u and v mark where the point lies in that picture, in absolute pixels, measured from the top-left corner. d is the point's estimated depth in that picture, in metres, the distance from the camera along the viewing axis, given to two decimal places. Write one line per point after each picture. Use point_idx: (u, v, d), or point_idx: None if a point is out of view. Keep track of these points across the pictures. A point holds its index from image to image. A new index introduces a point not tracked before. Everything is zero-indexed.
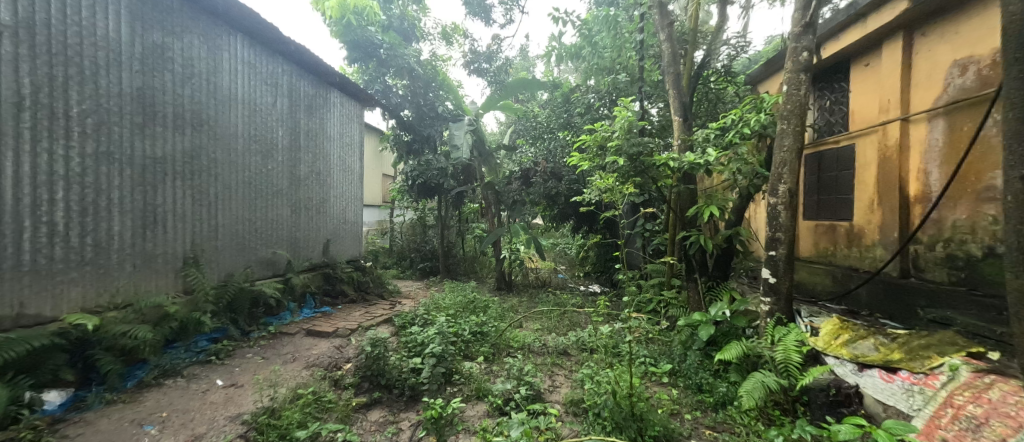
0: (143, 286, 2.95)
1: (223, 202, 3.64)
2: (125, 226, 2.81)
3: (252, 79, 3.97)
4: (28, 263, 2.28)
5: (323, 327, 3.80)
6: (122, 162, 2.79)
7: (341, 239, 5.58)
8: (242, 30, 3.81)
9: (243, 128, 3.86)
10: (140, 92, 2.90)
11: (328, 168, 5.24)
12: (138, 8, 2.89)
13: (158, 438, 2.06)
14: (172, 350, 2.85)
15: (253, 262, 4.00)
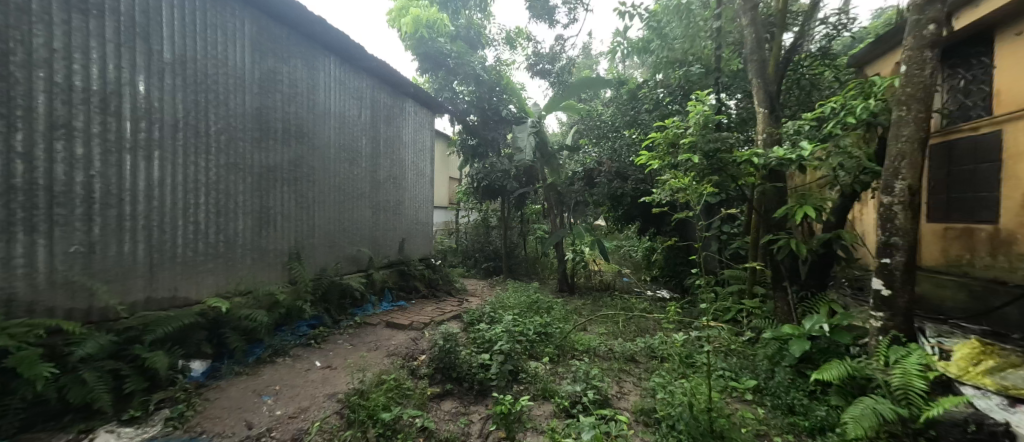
0: (260, 276, 3.46)
1: (319, 205, 4.12)
2: (245, 225, 3.33)
3: (342, 94, 4.44)
4: (180, 254, 2.82)
5: (400, 319, 4.11)
6: (245, 171, 3.31)
7: (414, 238, 5.97)
8: (336, 52, 4.29)
9: (335, 139, 4.33)
10: (258, 111, 3.42)
11: (403, 173, 5.65)
12: (256, 40, 3.40)
13: (273, 407, 2.40)
14: (281, 332, 3.29)
15: (343, 258, 4.45)
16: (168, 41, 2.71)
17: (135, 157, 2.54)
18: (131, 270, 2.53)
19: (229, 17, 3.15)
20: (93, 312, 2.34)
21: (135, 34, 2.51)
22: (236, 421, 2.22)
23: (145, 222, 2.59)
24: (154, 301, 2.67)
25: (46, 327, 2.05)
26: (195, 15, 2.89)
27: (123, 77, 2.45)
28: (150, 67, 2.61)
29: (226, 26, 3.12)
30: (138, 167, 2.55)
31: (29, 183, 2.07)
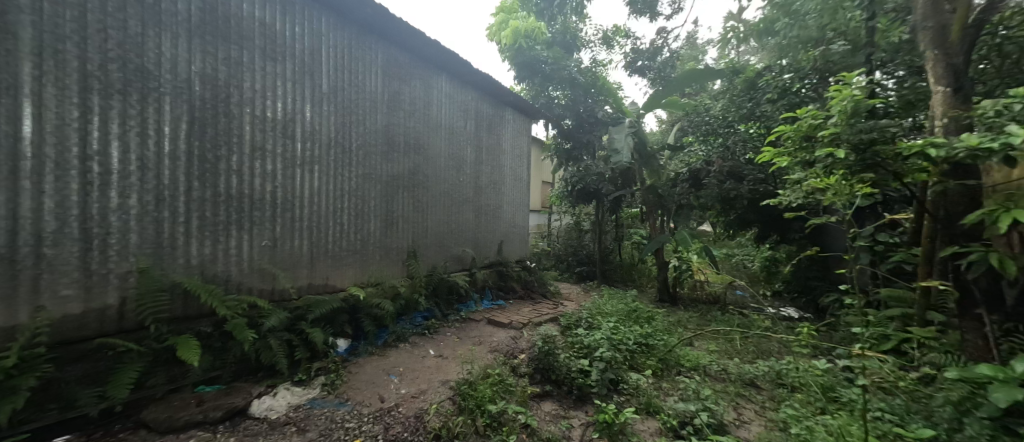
0: (386, 270, 4.00)
1: (432, 209, 4.58)
2: (376, 226, 3.88)
3: (452, 108, 4.87)
4: (330, 249, 3.45)
5: (501, 318, 4.31)
6: (377, 180, 3.87)
7: (511, 241, 6.21)
8: (448, 70, 4.73)
9: (446, 149, 4.77)
10: (387, 128, 3.97)
11: (502, 178, 5.94)
12: (386, 67, 3.96)
13: (399, 386, 2.75)
14: (402, 321, 3.69)
15: (450, 258, 4.87)
16: (325, 76, 3.38)
17: (302, 171, 3.22)
18: (299, 261, 3.21)
19: (366, 50, 3.74)
20: (274, 293, 3.03)
21: (303, 74, 3.21)
22: (372, 394, 2.61)
23: (306, 222, 3.27)
24: (313, 286, 3.32)
25: (247, 303, 2.69)
26: (343, 52, 3.52)
27: (294, 108, 3.16)
28: (312, 98, 3.28)
29: (364, 58, 3.72)
30: (305, 179, 3.25)
31: (239, 192, 2.81)
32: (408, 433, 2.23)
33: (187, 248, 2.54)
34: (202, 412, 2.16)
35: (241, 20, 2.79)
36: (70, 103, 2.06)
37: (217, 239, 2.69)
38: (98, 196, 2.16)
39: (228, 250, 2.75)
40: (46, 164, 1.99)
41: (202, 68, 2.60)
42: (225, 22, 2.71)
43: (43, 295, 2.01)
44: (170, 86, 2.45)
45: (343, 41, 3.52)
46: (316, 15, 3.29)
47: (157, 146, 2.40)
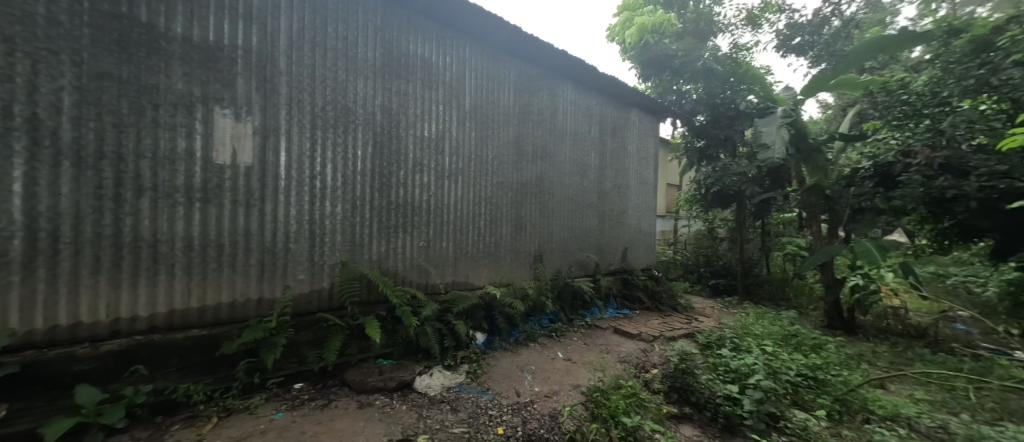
0: (516, 271, 4.26)
1: (557, 214, 4.69)
2: (508, 230, 4.18)
3: (577, 114, 4.93)
4: (470, 251, 3.86)
5: (628, 328, 4.14)
6: (509, 187, 4.17)
7: (636, 247, 5.92)
8: (573, 78, 4.82)
9: (570, 155, 4.85)
10: (518, 138, 4.25)
11: (626, 182, 5.72)
12: (519, 81, 4.26)
13: (532, 383, 2.89)
14: (531, 321, 3.86)
15: (574, 263, 4.90)
16: (468, 97, 3.82)
17: (449, 182, 3.69)
18: (446, 259, 3.68)
19: (501, 69, 4.09)
20: (427, 286, 3.54)
21: (451, 97, 3.69)
22: (509, 387, 2.80)
23: (452, 226, 3.73)
24: (457, 283, 3.77)
25: (409, 294, 3.19)
26: (482, 74, 3.93)
27: (444, 127, 3.65)
28: (458, 118, 3.74)
29: (500, 76, 4.08)
30: (452, 188, 3.71)
31: (404, 201, 3.40)
32: (545, 431, 2.32)
33: (370, 246, 3.20)
34: (382, 380, 2.65)
35: (409, 58, 3.39)
36: (304, 137, 2.87)
37: (389, 239, 3.30)
38: (318, 204, 2.94)
39: (396, 248, 3.35)
40: (291, 182, 2.82)
41: (382, 101, 3.25)
42: (398, 63, 3.33)
43: (289, 276, 2.83)
44: (361, 118, 3.15)
45: (482, 64, 3.92)
46: (462, 44, 3.75)
47: (352, 166, 3.11)
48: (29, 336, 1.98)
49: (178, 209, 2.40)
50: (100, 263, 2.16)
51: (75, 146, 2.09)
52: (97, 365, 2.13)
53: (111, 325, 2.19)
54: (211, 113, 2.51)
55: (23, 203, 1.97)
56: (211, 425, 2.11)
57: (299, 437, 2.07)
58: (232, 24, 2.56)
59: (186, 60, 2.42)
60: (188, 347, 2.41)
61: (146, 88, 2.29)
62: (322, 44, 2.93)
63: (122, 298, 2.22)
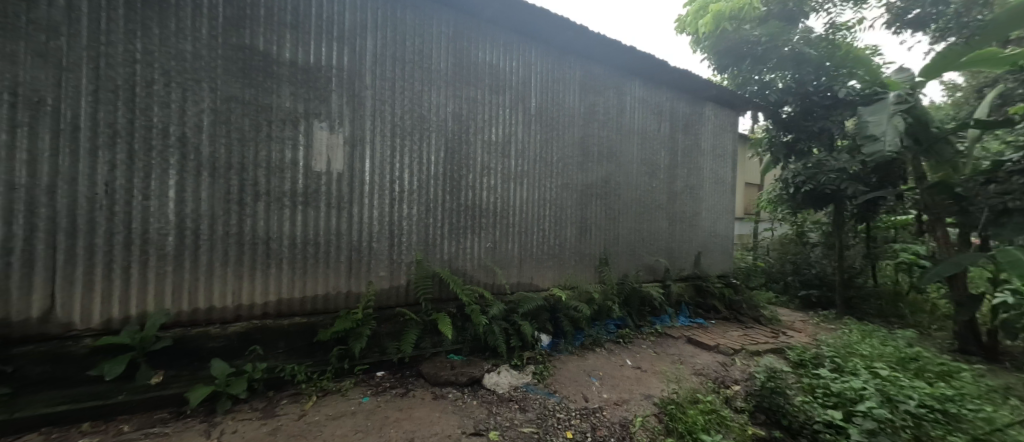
0: (581, 275, 4.20)
1: (624, 216, 4.53)
2: (572, 232, 4.13)
3: (645, 112, 4.73)
4: (535, 252, 3.89)
5: (704, 339, 3.87)
6: (573, 189, 4.12)
7: (711, 252, 5.51)
8: (641, 74, 4.63)
9: (638, 154, 4.66)
10: (583, 139, 4.19)
11: (700, 182, 5.34)
12: (584, 82, 4.20)
13: (601, 389, 2.82)
14: (596, 325, 3.77)
15: (641, 267, 4.70)
16: (533, 100, 3.85)
17: (515, 184, 3.76)
18: (512, 260, 3.75)
19: (566, 70, 4.07)
20: (494, 286, 3.64)
21: (517, 101, 3.75)
22: (577, 392, 2.77)
23: (518, 228, 3.78)
24: (522, 284, 3.82)
25: (477, 293, 3.30)
26: (547, 76, 3.94)
27: (510, 131, 3.73)
28: (523, 121, 3.80)
29: (565, 77, 4.06)
30: (517, 191, 3.77)
31: (473, 203, 3.53)
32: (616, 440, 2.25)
33: (442, 246, 3.37)
34: (453, 374, 2.77)
35: (478, 65, 3.52)
36: (386, 144, 3.12)
37: (459, 239, 3.46)
38: (398, 207, 3.18)
39: (465, 248, 3.49)
40: (375, 186, 3.08)
41: (453, 109, 3.42)
42: (468, 71, 3.48)
43: (372, 273, 3.09)
44: (435, 126, 3.34)
45: (547, 66, 3.94)
46: (528, 48, 3.80)
47: (427, 170, 3.31)
48: (178, 316, 2.45)
49: (285, 211, 2.76)
50: (228, 257, 2.58)
51: (211, 158, 2.52)
52: (225, 344, 2.54)
53: (235, 310, 2.61)
54: (311, 127, 2.85)
55: (175, 206, 2.44)
56: (311, 403, 2.38)
57: (383, 421, 2.25)
58: (328, 47, 2.88)
59: (292, 81, 2.78)
60: (292, 332, 2.75)
61: (262, 107, 2.68)
62: (401, 58, 3.17)
63: (243, 287, 2.63)
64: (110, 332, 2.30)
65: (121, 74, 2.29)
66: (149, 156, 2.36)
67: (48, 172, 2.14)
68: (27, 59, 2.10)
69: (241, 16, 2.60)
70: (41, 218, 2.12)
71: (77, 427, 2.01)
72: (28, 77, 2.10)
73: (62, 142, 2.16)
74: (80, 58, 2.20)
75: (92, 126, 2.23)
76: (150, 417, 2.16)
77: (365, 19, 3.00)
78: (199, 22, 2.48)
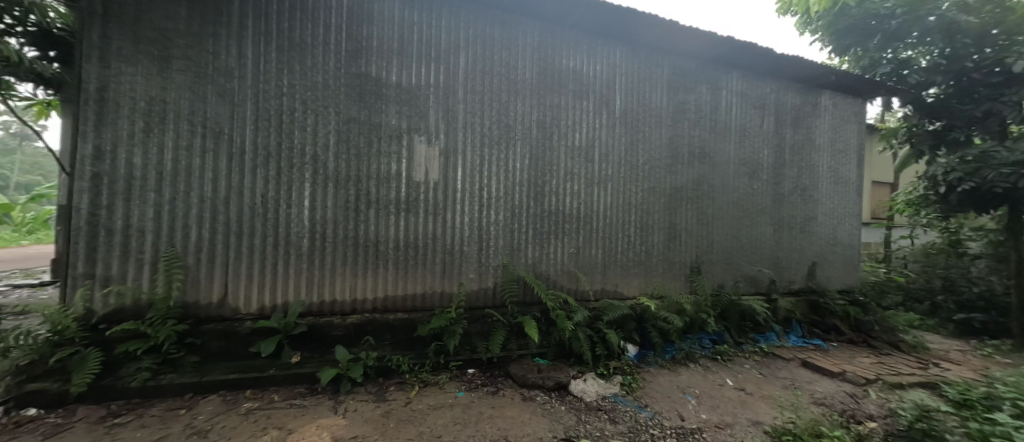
0: (670, 284, 3.95)
1: (719, 221, 4.16)
2: (660, 238, 3.92)
3: (745, 107, 4.31)
4: (619, 259, 3.77)
5: (824, 364, 3.36)
6: (661, 193, 3.91)
7: (829, 263, 4.78)
8: (740, 66, 4.24)
9: (736, 154, 4.25)
10: (671, 140, 3.96)
11: (815, 182, 4.68)
12: (673, 79, 3.98)
13: (698, 409, 2.62)
14: (689, 339, 3.51)
15: (741, 278, 4.26)
16: (618, 102, 3.76)
17: (599, 189, 3.69)
18: (596, 266, 3.69)
19: (654, 69, 3.89)
20: (577, 293, 3.62)
21: (601, 104, 3.70)
22: (672, 409, 2.61)
23: (601, 234, 3.71)
24: (606, 291, 3.73)
25: (561, 298, 3.31)
26: (633, 77, 3.81)
27: (594, 135, 3.68)
28: (608, 124, 3.72)
29: (651, 76, 3.89)
30: (600, 196, 3.70)
31: (556, 209, 3.56)
32: None
33: (526, 251, 3.46)
34: (540, 378, 2.80)
35: (562, 72, 3.56)
36: (475, 154, 3.31)
37: (543, 244, 3.51)
38: (486, 213, 3.34)
39: (549, 253, 3.53)
40: (466, 193, 3.29)
41: (538, 117, 3.49)
42: (552, 78, 3.53)
43: (463, 275, 3.29)
44: (520, 134, 3.44)
45: (633, 66, 3.81)
46: (613, 50, 3.73)
47: (512, 177, 3.42)
48: (310, 307, 2.90)
49: (391, 217, 3.09)
50: (347, 257, 2.98)
51: (335, 172, 2.94)
52: (345, 333, 2.93)
53: (352, 304, 2.99)
54: (413, 141, 3.15)
55: (309, 213, 2.89)
56: (414, 392, 2.61)
57: (478, 416, 2.38)
58: (427, 68, 3.17)
59: (398, 101, 3.11)
60: (396, 326, 3.06)
61: (373, 126, 3.04)
62: (489, 71, 3.34)
63: (358, 283, 3.00)
64: (263, 317, 2.81)
65: (273, 105, 2.81)
66: (291, 172, 2.84)
67: (225, 187, 2.70)
68: (213, 99, 2.69)
69: (359, 48, 2.99)
70: (220, 223, 2.70)
71: (243, 393, 2.50)
72: (213, 113, 2.69)
73: (234, 163, 2.72)
74: (246, 95, 2.75)
75: (253, 149, 2.76)
76: (292, 389, 2.58)
77: (458, 39, 3.25)
78: (328, 57, 2.92)
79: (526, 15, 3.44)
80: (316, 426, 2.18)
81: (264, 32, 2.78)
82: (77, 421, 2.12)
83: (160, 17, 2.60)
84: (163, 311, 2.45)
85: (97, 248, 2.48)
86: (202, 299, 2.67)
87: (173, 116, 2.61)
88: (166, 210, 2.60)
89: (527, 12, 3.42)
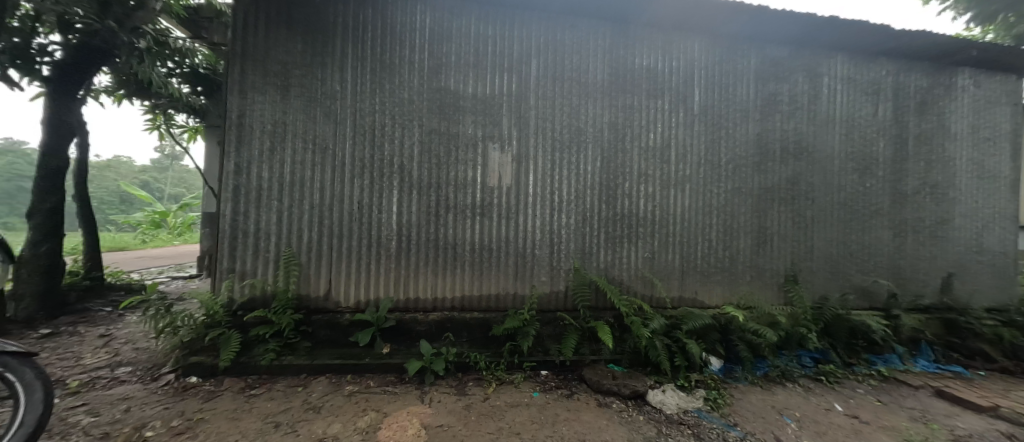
0: (759, 293, 3.60)
1: (820, 224, 3.70)
2: (747, 243, 3.60)
3: (851, 94, 3.79)
4: (699, 265, 3.54)
5: (968, 395, 2.79)
6: (748, 193, 3.59)
7: (971, 275, 3.97)
8: (844, 48, 3.75)
9: (840, 148, 3.75)
10: (760, 136, 3.62)
11: (949, 177, 3.93)
12: (761, 69, 3.65)
13: (800, 434, 2.35)
14: (784, 356, 3.16)
15: (849, 289, 3.73)
16: (698, 98, 3.55)
17: (676, 191, 3.51)
18: (673, 272, 3.51)
19: (739, 60, 3.61)
20: (653, 299, 3.47)
21: (678, 101, 3.52)
22: (766, 430, 2.37)
23: (679, 238, 3.52)
24: (685, 299, 3.52)
25: (635, 305, 3.19)
26: (714, 70, 3.58)
27: (671, 134, 3.51)
28: (686, 122, 3.53)
29: (736, 67, 3.60)
30: (678, 197, 3.51)
31: (629, 212, 3.46)
32: None
33: (598, 255, 3.41)
34: (616, 385, 2.73)
35: (635, 71, 3.47)
36: (547, 159, 3.36)
37: (616, 248, 3.43)
38: (558, 216, 3.37)
39: (622, 257, 3.44)
40: (538, 197, 3.35)
41: (610, 118, 3.44)
42: (625, 78, 3.46)
43: (536, 278, 3.35)
44: (592, 136, 3.42)
45: (715, 59, 3.58)
46: (691, 44, 3.54)
47: (584, 180, 3.41)
48: (397, 303, 3.18)
49: (468, 221, 3.27)
50: (429, 258, 3.21)
51: (419, 180, 3.20)
52: (428, 328, 3.16)
53: (433, 302, 3.22)
54: (488, 148, 3.30)
55: (397, 218, 3.18)
56: (491, 389, 2.73)
57: (554, 418, 2.41)
58: (501, 77, 3.31)
59: (474, 111, 3.29)
60: (473, 325, 3.23)
61: (452, 135, 3.25)
62: (561, 76, 3.38)
63: (439, 283, 3.22)
64: (359, 311, 3.15)
65: (368, 122, 3.15)
66: (382, 181, 3.16)
67: (330, 195, 3.10)
68: (321, 119, 3.10)
69: (439, 65, 3.23)
70: (326, 227, 3.09)
71: (345, 377, 2.83)
72: (321, 131, 3.10)
73: (337, 174, 3.11)
74: (346, 114, 3.13)
75: (351, 162, 3.13)
76: (384, 377, 2.85)
77: (531, 47, 3.34)
78: (413, 75, 3.20)
79: (597, 17, 3.44)
80: (407, 412, 2.39)
81: (361, 57, 3.14)
82: (225, 390, 2.59)
83: (282, 53, 3.06)
84: (284, 302, 2.88)
85: (236, 248, 3.00)
86: (312, 293, 3.08)
87: (290, 136, 3.06)
88: (285, 216, 3.06)
89: (598, 15, 3.41)
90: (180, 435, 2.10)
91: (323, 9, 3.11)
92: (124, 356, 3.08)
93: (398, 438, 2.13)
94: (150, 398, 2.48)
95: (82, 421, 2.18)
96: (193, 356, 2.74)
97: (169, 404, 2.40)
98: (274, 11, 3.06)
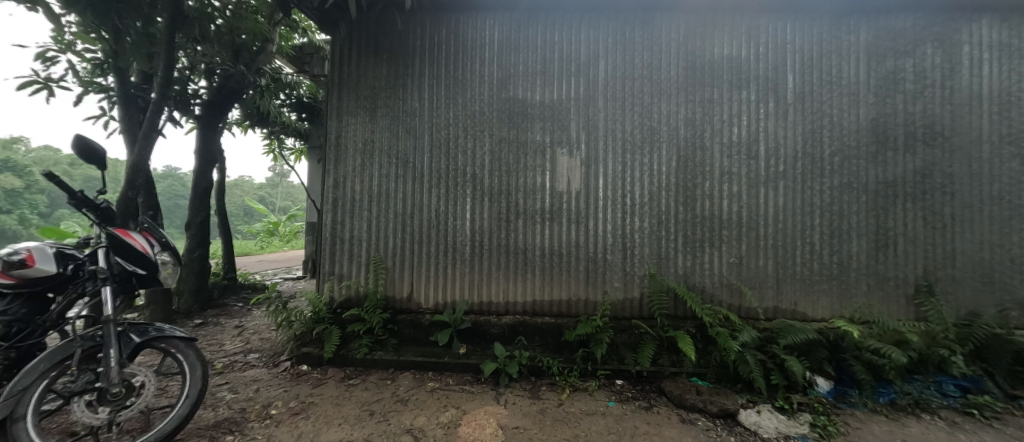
0: (880, 306, 3.07)
1: (963, 224, 3.04)
2: (862, 248, 3.10)
3: (1005, 62, 3.07)
4: (799, 272, 3.14)
5: None
6: (860, 189, 3.10)
7: None
8: (992, 7, 3.07)
9: (989, 130, 3.06)
10: (874, 122, 3.11)
11: None
12: (874, 44, 3.14)
13: None
14: (916, 381, 2.63)
15: (1010, 303, 3.00)
16: (792, 84, 3.17)
17: (767, 189, 3.16)
18: (766, 280, 3.16)
19: (844, 36, 3.15)
20: (742, 310, 3.15)
21: (767, 90, 3.18)
22: None
23: (772, 241, 3.16)
24: (781, 309, 3.14)
25: (721, 315, 2.92)
26: (812, 52, 3.17)
27: (759, 127, 3.18)
28: (778, 112, 3.17)
29: (841, 46, 3.15)
30: (769, 196, 3.16)
31: (711, 213, 3.20)
32: None
33: (676, 260, 3.20)
34: (701, 401, 2.53)
35: (715, 61, 3.22)
36: (618, 161, 3.27)
37: (696, 253, 3.20)
38: (630, 220, 3.25)
39: (704, 263, 3.19)
40: (609, 201, 3.27)
41: (686, 114, 3.23)
42: (703, 70, 3.23)
43: (608, 284, 3.25)
44: (666, 135, 3.24)
45: (813, 39, 3.17)
46: (782, 25, 3.19)
47: (658, 182, 3.24)
48: (472, 306, 3.33)
49: (538, 227, 3.31)
50: (500, 263, 3.31)
51: (490, 189, 3.34)
52: (501, 331, 3.26)
53: (505, 306, 3.31)
54: (556, 154, 3.31)
55: (470, 224, 3.34)
56: (565, 394, 2.71)
57: (632, 430, 2.32)
58: (569, 82, 3.32)
59: (542, 117, 3.33)
60: (545, 330, 3.26)
61: (521, 143, 3.33)
62: (631, 74, 3.28)
63: (511, 286, 3.30)
64: (438, 312, 3.37)
65: (443, 134, 3.37)
66: (457, 189, 3.35)
67: (411, 203, 3.37)
68: (403, 135, 3.40)
69: (508, 75, 3.35)
70: (408, 234, 3.37)
71: (427, 373, 3.03)
72: (403, 146, 3.39)
73: (417, 185, 3.37)
74: (424, 129, 3.38)
75: (429, 173, 3.37)
76: (461, 376, 3.00)
77: (599, 48, 3.30)
78: (483, 88, 3.35)
79: (669, 10, 3.28)
80: (484, 411, 2.48)
81: (436, 75, 3.38)
82: (329, 378, 2.95)
83: (371, 78, 3.43)
84: (375, 302, 3.20)
85: (336, 253, 3.42)
86: (397, 294, 3.37)
87: (377, 152, 3.41)
88: (374, 223, 3.40)
89: (671, 7, 3.25)
90: (296, 415, 2.44)
91: (404, 35, 3.42)
92: (252, 344, 3.68)
93: (477, 435, 2.23)
94: (273, 381, 2.92)
95: (226, 397, 2.65)
96: (304, 347, 3.17)
97: (287, 387, 2.80)
98: (364, 42, 3.45)
